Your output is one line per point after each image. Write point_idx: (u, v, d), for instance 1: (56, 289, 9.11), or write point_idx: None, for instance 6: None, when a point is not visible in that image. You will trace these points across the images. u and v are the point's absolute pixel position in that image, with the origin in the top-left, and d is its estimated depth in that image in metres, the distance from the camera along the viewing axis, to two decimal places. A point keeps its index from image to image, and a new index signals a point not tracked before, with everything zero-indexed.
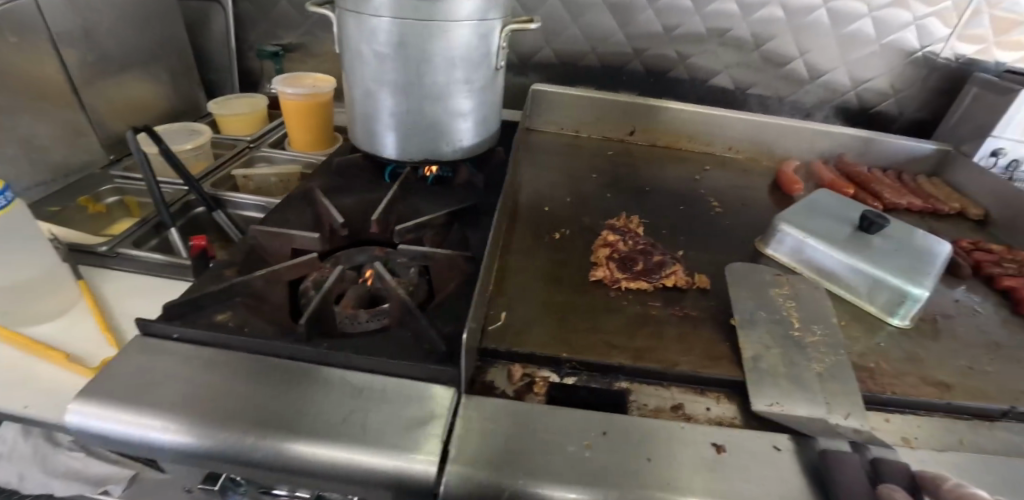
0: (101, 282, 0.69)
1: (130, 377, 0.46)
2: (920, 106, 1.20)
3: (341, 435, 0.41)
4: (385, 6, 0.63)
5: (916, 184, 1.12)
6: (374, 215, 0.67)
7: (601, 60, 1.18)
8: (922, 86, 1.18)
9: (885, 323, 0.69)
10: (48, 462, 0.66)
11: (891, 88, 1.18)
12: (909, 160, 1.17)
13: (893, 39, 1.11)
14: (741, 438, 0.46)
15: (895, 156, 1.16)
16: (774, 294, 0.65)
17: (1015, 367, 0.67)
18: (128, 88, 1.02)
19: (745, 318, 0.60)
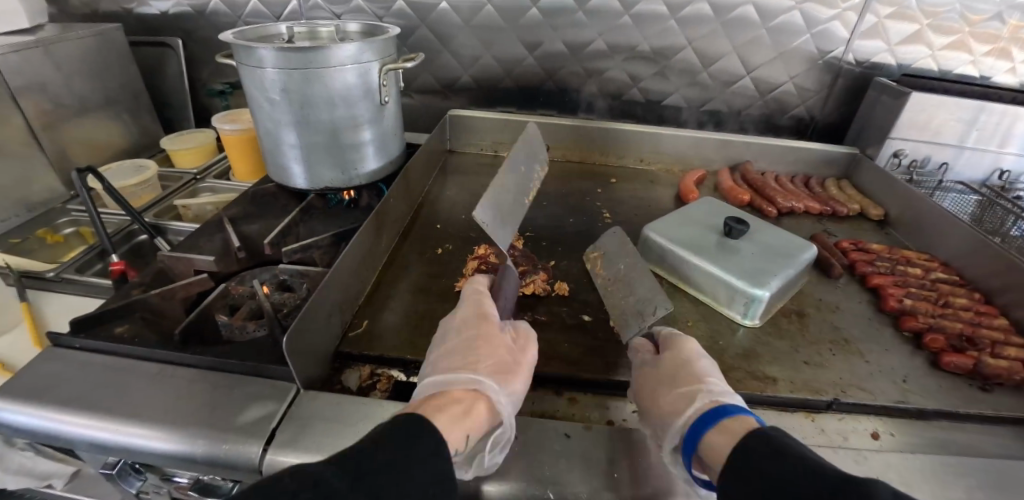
0: (42, 302, 0.80)
1: (31, 377, 0.56)
2: (832, 109, 1.26)
3: (189, 422, 0.50)
4: (270, 58, 0.74)
5: (826, 193, 1.16)
6: (268, 238, 0.77)
7: (517, 82, 1.31)
8: (830, 90, 1.24)
9: (735, 323, 0.77)
10: None
11: (801, 92, 1.25)
12: (815, 164, 1.23)
13: (794, 47, 1.18)
14: (538, 428, 0.54)
15: (802, 161, 1.23)
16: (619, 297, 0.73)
17: (852, 358, 0.73)
18: (86, 130, 1.18)
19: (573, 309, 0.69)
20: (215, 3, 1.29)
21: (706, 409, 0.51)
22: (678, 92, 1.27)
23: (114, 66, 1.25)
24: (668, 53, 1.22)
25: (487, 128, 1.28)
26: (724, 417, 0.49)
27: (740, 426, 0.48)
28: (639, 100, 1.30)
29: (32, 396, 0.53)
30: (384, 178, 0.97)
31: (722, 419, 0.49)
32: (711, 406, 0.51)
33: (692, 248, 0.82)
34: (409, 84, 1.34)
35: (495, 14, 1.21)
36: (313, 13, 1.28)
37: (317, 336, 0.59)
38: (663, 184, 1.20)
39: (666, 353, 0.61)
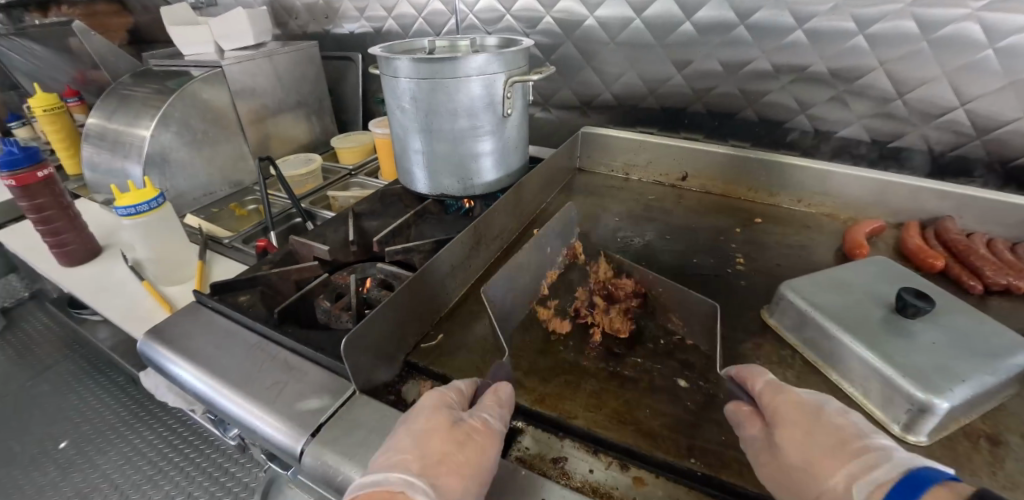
0: (213, 262, 1.00)
1: (173, 324, 0.69)
2: None
3: (261, 395, 0.56)
4: (405, 70, 0.79)
5: None
6: (379, 236, 0.81)
7: (661, 101, 1.21)
8: None
9: (884, 427, 0.58)
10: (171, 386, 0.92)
11: None
12: None
13: None
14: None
15: None
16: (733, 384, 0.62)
17: None
18: (279, 126, 1.46)
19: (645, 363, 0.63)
20: (390, 24, 1.46)
21: (884, 491, 0.41)
22: (860, 122, 1.07)
23: (309, 77, 1.51)
24: (852, 76, 1.02)
25: (623, 148, 1.21)
26: (922, 485, 0.39)
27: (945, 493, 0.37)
28: (804, 129, 1.13)
29: (168, 340, 0.66)
30: (503, 189, 0.96)
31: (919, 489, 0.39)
32: (890, 482, 0.41)
33: (843, 320, 0.64)
34: (549, 99, 1.35)
35: (644, 30, 1.13)
36: (468, 32, 1.36)
37: (388, 340, 0.60)
38: (822, 231, 0.99)
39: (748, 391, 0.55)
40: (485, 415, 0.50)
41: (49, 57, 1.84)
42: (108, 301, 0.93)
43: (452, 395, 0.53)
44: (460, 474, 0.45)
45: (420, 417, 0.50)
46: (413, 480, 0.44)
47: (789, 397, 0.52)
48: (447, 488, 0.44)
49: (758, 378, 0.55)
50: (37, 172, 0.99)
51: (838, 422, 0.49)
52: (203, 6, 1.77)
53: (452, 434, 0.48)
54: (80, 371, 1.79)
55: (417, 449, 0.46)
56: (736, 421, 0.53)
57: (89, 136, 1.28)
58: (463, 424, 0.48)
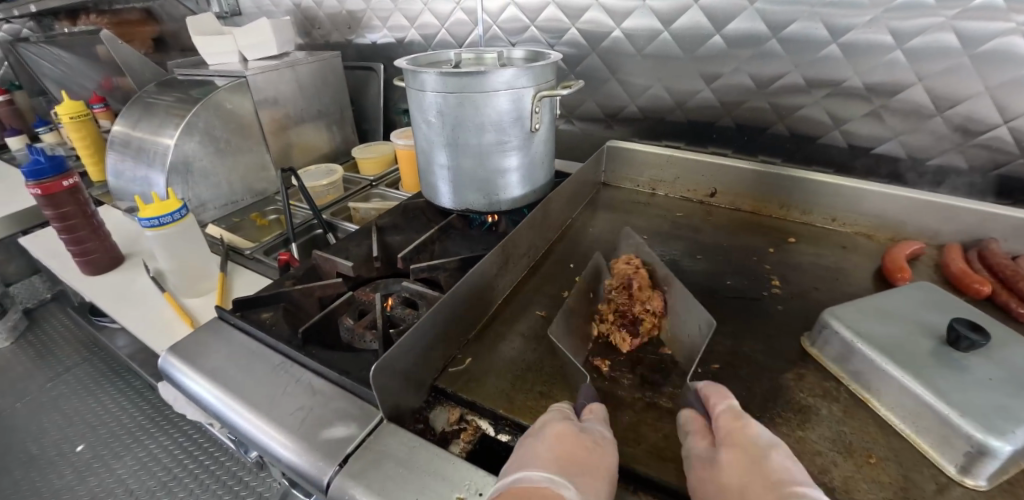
0: (234, 274, 1.00)
1: (195, 341, 0.68)
2: None
3: (285, 422, 0.54)
4: (432, 83, 0.77)
5: None
6: (403, 252, 0.79)
7: (689, 115, 1.19)
8: None
9: (938, 469, 0.54)
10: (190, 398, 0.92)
11: None
12: None
13: None
14: None
15: None
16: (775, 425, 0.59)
17: None
18: (301, 136, 1.46)
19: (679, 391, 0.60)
20: (413, 35, 1.46)
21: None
22: (897, 139, 1.03)
23: (332, 86, 1.51)
24: (889, 91, 0.99)
25: (649, 163, 1.19)
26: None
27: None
28: (837, 145, 1.09)
29: (189, 359, 0.65)
30: (528, 204, 0.94)
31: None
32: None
33: (892, 352, 0.61)
34: (573, 111, 1.33)
35: (672, 42, 1.11)
36: (492, 43, 1.34)
37: (418, 366, 0.58)
38: (859, 252, 0.96)
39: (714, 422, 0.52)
40: (601, 427, 0.51)
41: (77, 65, 1.88)
42: (128, 311, 0.93)
43: (556, 412, 0.53)
44: (596, 476, 0.46)
45: (550, 428, 0.51)
46: (557, 479, 0.45)
47: (746, 426, 0.50)
48: (588, 491, 0.45)
49: (721, 400, 0.54)
50: (63, 182, 1.00)
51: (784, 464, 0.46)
52: (228, 15, 1.80)
53: (582, 442, 0.48)
54: (99, 374, 1.80)
55: (550, 453, 0.47)
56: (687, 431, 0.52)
57: (114, 143, 1.29)
58: (588, 433, 0.49)
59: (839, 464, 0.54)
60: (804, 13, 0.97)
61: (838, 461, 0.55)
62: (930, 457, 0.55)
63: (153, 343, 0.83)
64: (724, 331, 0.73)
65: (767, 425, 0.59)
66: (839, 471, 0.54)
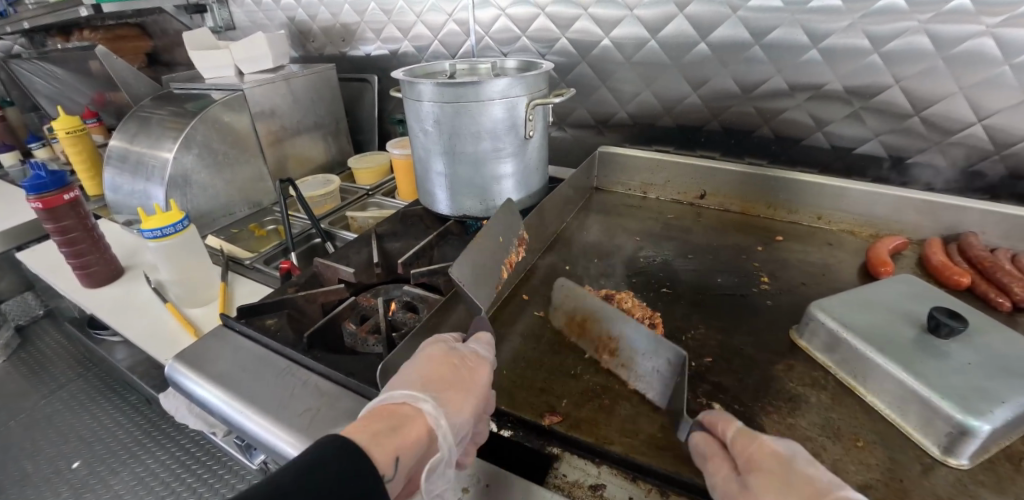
0: (235, 283, 1.01)
1: (201, 349, 0.69)
2: None
3: (293, 423, 0.56)
4: (429, 93, 0.80)
5: None
6: (403, 258, 0.82)
7: (678, 120, 1.23)
8: None
9: (922, 450, 0.57)
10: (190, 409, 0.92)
11: None
12: None
13: None
14: None
15: None
16: (768, 414, 0.61)
17: None
18: (297, 147, 1.48)
19: None
20: (406, 46, 1.49)
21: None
22: (877, 138, 1.07)
23: (327, 98, 1.54)
24: (868, 93, 1.03)
25: (640, 167, 1.22)
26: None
27: None
28: (821, 146, 1.13)
29: (195, 365, 0.66)
30: (523, 209, 0.97)
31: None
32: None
33: (877, 341, 0.64)
34: (564, 119, 1.37)
35: (659, 50, 1.15)
36: (484, 53, 1.37)
37: None
38: (845, 249, 1.00)
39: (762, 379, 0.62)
40: (473, 350, 0.59)
41: (70, 80, 1.88)
42: (129, 323, 0.94)
43: (439, 342, 0.60)
44: (460, 393, 0.53)
45: (423, 354, 0.58)
46: (417, 396, 0.51)
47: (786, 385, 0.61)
48: (450, 404, 0.52)
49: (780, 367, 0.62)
50: (64, 196, 1.01)
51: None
52: (222, 30, 1.84)
53: (448, 362, 0.56)
54: (94, 390, 1.79)
55: (418, 376, 0.54)
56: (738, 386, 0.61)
57: (111, 158, 1.30)
58: (455, 357, 0.56)
59: (829, 450, 0.56)
60: (786, 19, 1.01)
61: (829, 445, 0.57)
62: (913, 437, 0.58)
63: (157, 352, 0.84)
64: (717, 325, 0.76)
65: (759, 414, 0.61)
66: (829, 455, 0.56)
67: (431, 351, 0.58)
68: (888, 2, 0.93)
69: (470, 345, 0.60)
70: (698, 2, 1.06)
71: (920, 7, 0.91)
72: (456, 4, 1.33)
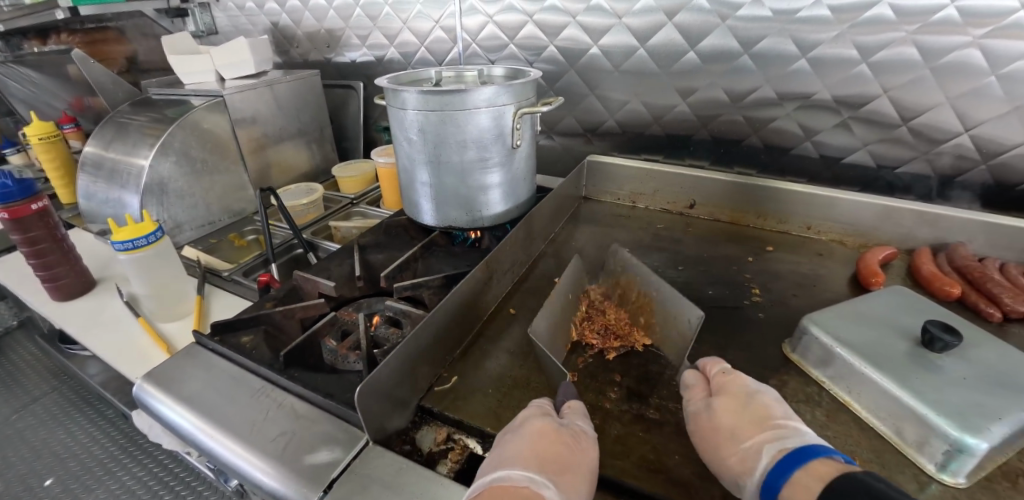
0: (212, 296, 0.97)
1: (171, 368, 0.66)
2: None
3: (264, 449, 0.53)
4: (413, 101, 0.78)
5: None
6: (385, 270, 0.79)
7: (666, 129, 1.22)
8: None
9: (921, 471, 0.55)
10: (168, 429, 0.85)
11: None
12: None
13: None
14: None
15: None
16: None
17: None
18: (280, 154, 1.45)
19: (665, 407, 0.60)
20: (393, 53, 1.47)
21: (780, 456, 0.48)
22: (866, 148, 1.06)
23: (311, 105, 1.51)
24: (857, 103, 1.01)
25: (629, 177, 1.21)
26: (811, 458, 0.47)
27: (829, 467, 0.45)
28: (810, 155, 1.12)
29: (163, 386, 0.63)
30: (511, 219, 0.95)
31: (807, 461, 0.46)
32: (785, 451, 0.49)
33: (870, 356, 0.62)
34: (553, 127, 1.36)
35: (648, 59, 1.15)
36: (471, 60, 1.36)
37: (403, 386, 0.57)
38: (835, 259, 0.98)
39: (714, 373, 0.61)
40: (581, 422, 0.54)
41: (48, 84, 1.83)
42: (100, 337, 0.90)
43: (538, 409, 0.56)
44: (575, 474, 0.49)
45: (529, 425, 0.53)
46: (536, 479, 0.47)
47: (738, 380, 0.59)
48: (568, 489, 0.48)
49: (715, 364, 0.62)
50: (32, 205, 0.96)
51: (770, 404, 0.55)
52: (203, 34, 1.80)
53: (560, 437, 0.50)
54: (69, 405, 1.73)
55: (529, 451, 0.49)
56: (688, 386, 0.60)
57: (85, 165, 1.26)
58: (566, 429, 0.51)
59: None
60: (774, 30, 1.00)
61: None
62: (908, 455, 0.56)
63: (127, 369, 0.80)
64: (706, 338, 0.74)
65: None
66: None
67: (538, 420, 0.53)
68: (876, 12, 0.91)
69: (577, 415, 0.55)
70: (685, 12, 1.06)
71: (909, 17, 0.89)
72: (443, 11, 1.31)
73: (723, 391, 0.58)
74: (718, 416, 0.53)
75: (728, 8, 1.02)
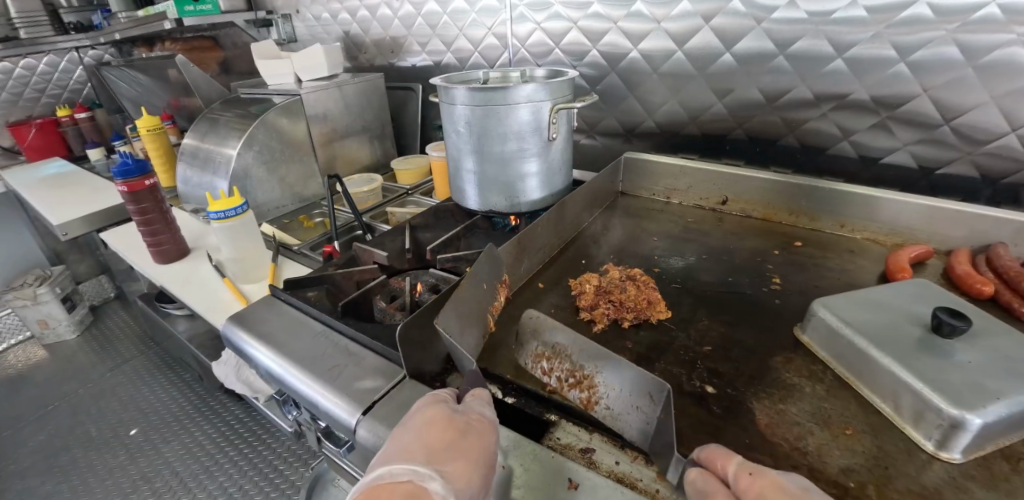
0: (283, 265, 1.13)
1: (250, 312, 0.80)
2: None
3: (323, 376, 0.66)
4: (462, 97, 0.89)
5: None
6: (431, 245, 0.90)
7: (702, 129, 1.26)
8: None
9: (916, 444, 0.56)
10: (243, 373, 0.99)
11: None
12: None
13: None
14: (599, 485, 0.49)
15: None
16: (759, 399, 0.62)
17: None
18: (345, 148, 1.61)
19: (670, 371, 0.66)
20: (448, 58, 1.60)
21: None
22: (906, 148, 1.05)
23: (374, 104, 1.67)
24: (896, 103, 1.01)
25: (664, 173, 1.26)
26: None
27: None
28: (848, 155, 1.12)
29: (247, 326, 0.77)
30: (546, 207, 1.04)
31: None
32: None
33: (874, 337, 0.64)
34: (593, 127, 1.43)
35: (685, 61, 1.20)
36: (520, 64, 1.46)
37: (437, 335, 0.68)
38: (867, 256, 0.98)
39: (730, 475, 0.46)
40: (480, 409, 0.56)
41: (152, 86, 2.12)
42: (192, 292, 1.08)
43: (442, 395, 0.58)
44: (466, 463, 0.51)
45: (424, 415, 0.54)
46: (421, 472, 0.49)
47: (767, 480, 0.45)
48: (456, 477, 0.49)
49: (729, 461, 0.48)
50: (145, 181, 1.16)
51: (812, 489, 0.45)
52: (285, 42, 2.02)
53: (452, 423, 0.52)
54: (155, 368, 1.98)
55: (418, 444, 0.51)
56: (705, 497, 0.44)
57: (183, 154, 1.47)
58: (461, 417, 0.53)
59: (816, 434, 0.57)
60: (810, 31, 1.03)
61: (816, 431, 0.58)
62: (905, 431, 0.57)
63: (214, 318, 0.96)
64: (721, 320, 0.78)
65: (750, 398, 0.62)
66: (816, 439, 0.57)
67: (432, 412, 0.54)
68: (914, 12, 0.92)
69: (475, 403, 0.56)
70: (723, 16, 1.10)
71: (947, 17, 0.90)
72: (496, 19, 1.42)
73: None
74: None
75: (764, 11, 1.05)
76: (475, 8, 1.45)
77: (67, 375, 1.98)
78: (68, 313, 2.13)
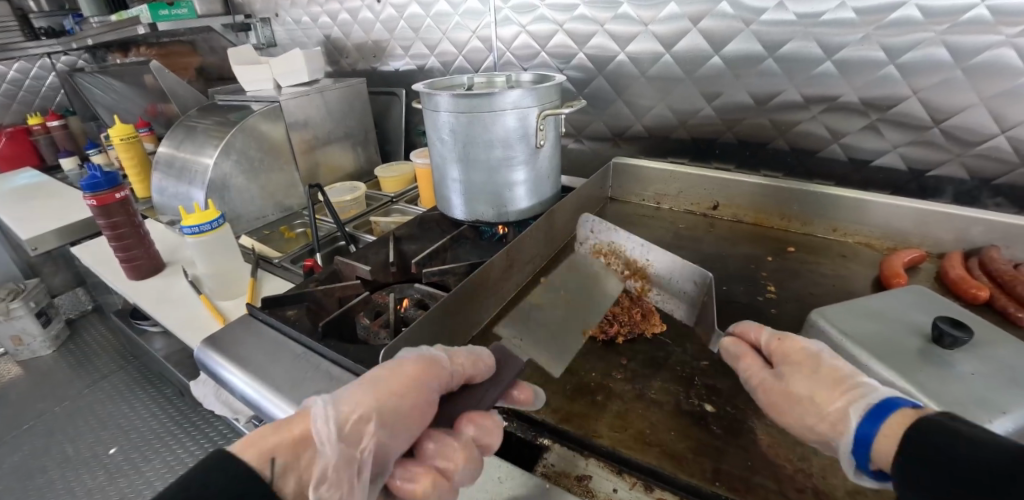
0: (263, 279, 1.08)
1: (226, 333, 0.76)
2: None
3: (302, 402, 0.62)
4: (446, 104, 0.85)
5: None
6: (416, 258, 0.87)
7: (691, 132, 1.24)
8: None
9: None
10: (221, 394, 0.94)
11: None
12: None
13: None
14: None
15: None
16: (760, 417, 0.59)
17: None
18: (327, 155, 1.56)
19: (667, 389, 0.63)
20: (432, 62, 1.56)
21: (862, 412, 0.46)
22: (896, 150, 1.04)
23: (357, 110, 1.62)
24: (885, 105, 1.00)
25: (654, 178, 1.24)
26: (891, 410, 0.44)
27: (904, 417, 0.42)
28: (839, 158, 1.11)
29: (220, 349, 0.72)
30: (535, 216, 1.01)
31: (886, 415, 0.44)
32: (868, 406, 0.46)
33: (874, 350, 0.62)
34: (582, 131, 1.41)
35: (674, 64, 1.18)
36: (505, 68, 1.43)
37: None
38: (860, 261, 0.97)
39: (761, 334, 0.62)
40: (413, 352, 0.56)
41: (127, 93, 2.05)
42: (167, 310, 1.02)
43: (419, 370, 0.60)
44: (368, 383, 0.51)
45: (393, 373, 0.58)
46: (333, 395, 0.50)
47: (792, 342, 0.58)
48: (358, 395, 0.49)
49: (765, 331, 0.62)
50: (116, 194, 1.11)
51: (836, 363, 0.53)
52: (265, 47, 1.96)
53: (383, 368, 0.54)
54: (134, 383, 1.90)
55: (356, 387, 0.53)
56: (736, 357, 0.62)
57: (158, 163, 1.41)
58: (391, 358, 0.55)
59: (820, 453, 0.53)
60: (799, 33, 1.01)
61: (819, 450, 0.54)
62: None
63: (189, 338, 0.92)
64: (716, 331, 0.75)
65: (750, 416, 0.59)
66: (820, 459, 0.53)
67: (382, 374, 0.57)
68: (903, 13, 0.91)
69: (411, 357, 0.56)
70: (711, 18, 1.09)
71: (936, 18, 0.89)
72: (480, 22, 1.39)
73: (784, 358, 0.58)
74: (789, 384, 0.54)
75: (752, 12, 1.04)
76: (459, 11, 1.42)
77: (41, 393, 1.89)
78: (43, 329, 2.04)
